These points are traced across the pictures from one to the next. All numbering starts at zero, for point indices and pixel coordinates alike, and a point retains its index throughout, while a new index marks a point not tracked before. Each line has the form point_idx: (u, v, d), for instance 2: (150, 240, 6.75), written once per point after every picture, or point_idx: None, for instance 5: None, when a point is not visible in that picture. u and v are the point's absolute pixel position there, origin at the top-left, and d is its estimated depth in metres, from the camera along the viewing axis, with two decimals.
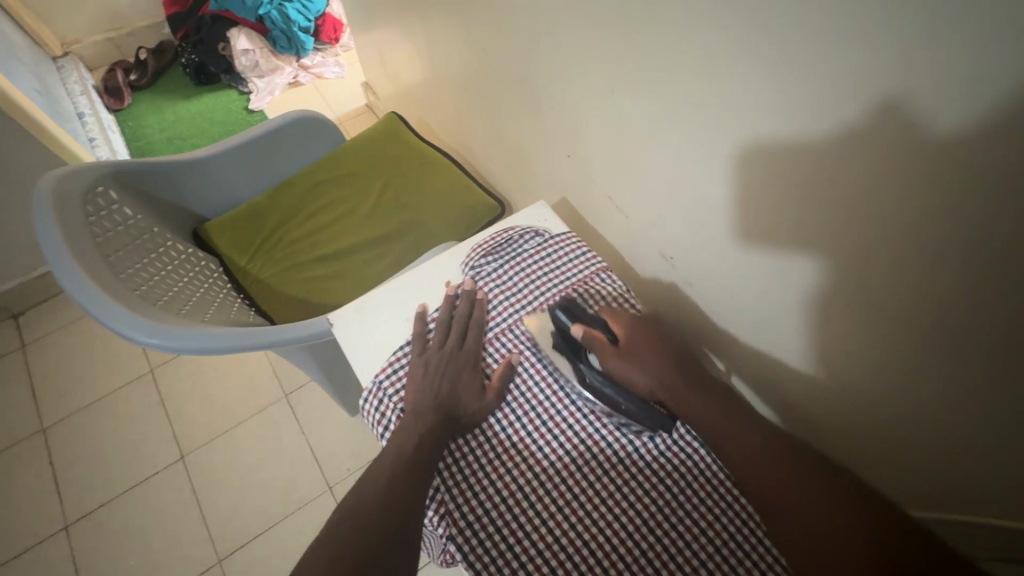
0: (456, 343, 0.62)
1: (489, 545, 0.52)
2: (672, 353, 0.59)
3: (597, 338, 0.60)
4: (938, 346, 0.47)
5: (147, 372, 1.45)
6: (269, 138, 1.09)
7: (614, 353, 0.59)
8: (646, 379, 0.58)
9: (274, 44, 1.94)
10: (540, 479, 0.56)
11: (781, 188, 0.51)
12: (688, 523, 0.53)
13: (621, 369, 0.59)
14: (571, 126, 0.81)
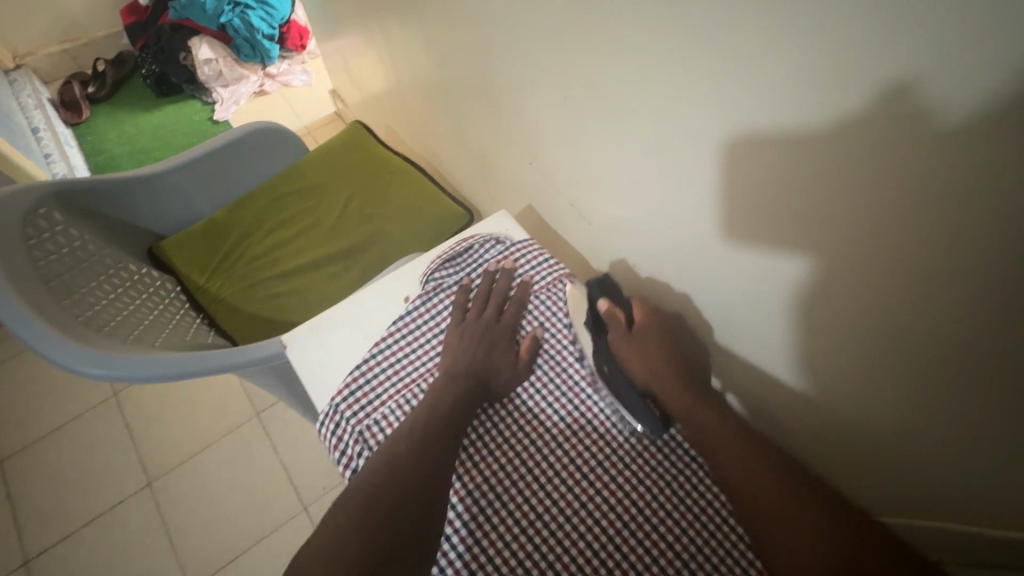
0: (494, 315, 0.64)
1: (490, 512, 0.52)
2: (678, 348, 0.60)
3: (618, 317, 0.62)
4: (905, 347, 0.46)
5: (111, 395, 1.40)
6: (227, 152, 1.05)
7: (624, 335, 0.61)
8: (645, 369, 0.59)
9: (237, 53, 1.89)
10: (538, 445, 0.57)
11: (744, 189, 0.50)
12: (682, 482, 0.55)
13: (629, 354, 0.60)
14: (533, 132, 0.80)
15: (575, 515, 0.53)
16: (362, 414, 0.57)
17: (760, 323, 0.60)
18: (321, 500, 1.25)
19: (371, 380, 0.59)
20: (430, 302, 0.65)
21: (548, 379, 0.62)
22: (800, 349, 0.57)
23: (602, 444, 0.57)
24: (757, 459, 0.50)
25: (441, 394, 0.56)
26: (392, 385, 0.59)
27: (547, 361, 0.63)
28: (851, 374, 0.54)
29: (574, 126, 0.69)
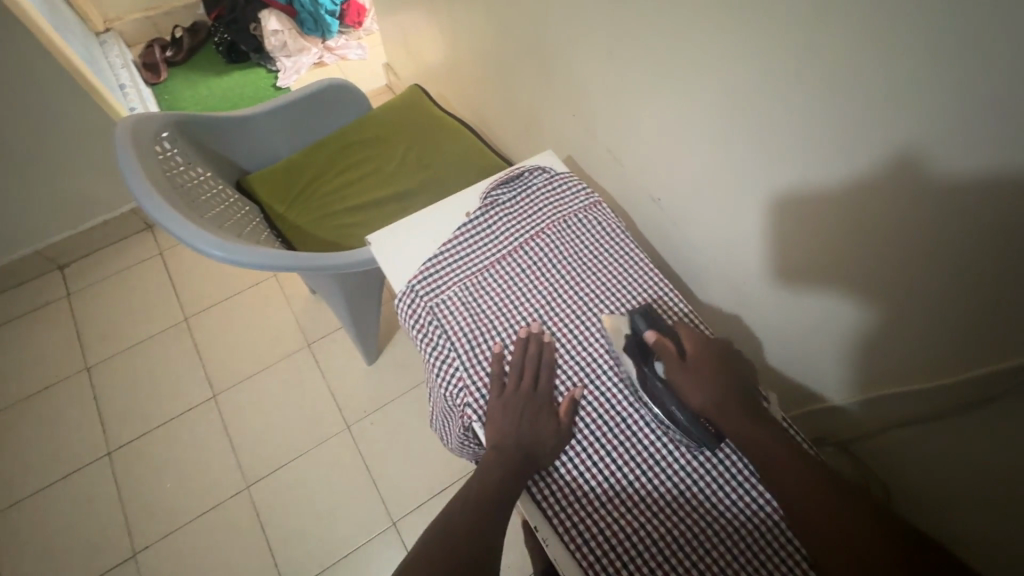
0: (525, 283, 0.74)
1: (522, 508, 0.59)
2: (734, 380, 0.61)
3: (668, 347, 0.62)
4: (893, 245, 0.59)
5: (182, 320, 1.58)
6: (307, 102, 1.22)
7: (678, 367, 0.61)
8: (702, 398, 0.60)
9: (301, 26, 2.07)
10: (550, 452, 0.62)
11: (775, 121, 0.63)
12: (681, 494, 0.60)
13: (683, 384, 0.61)
14: (581, 89, 0.94)
15: (598, 422, 0.65)
16: (432, 293, 0.71)
17: (765, 231, 0.73)
18: (363, 420, 1.42)
19: (438, 271, 0.73)
20: (487, 214, 0.77)
21: (556, 326, 0.71)
22: (806, 258, 0.70)
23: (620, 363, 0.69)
24: (806, 473, 0.54)
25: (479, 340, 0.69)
26: (455, 275, 0.73)
27: (561, 286, 0.74)
28: (845, 275, 0.66)
29: (623, 79, 0.82)
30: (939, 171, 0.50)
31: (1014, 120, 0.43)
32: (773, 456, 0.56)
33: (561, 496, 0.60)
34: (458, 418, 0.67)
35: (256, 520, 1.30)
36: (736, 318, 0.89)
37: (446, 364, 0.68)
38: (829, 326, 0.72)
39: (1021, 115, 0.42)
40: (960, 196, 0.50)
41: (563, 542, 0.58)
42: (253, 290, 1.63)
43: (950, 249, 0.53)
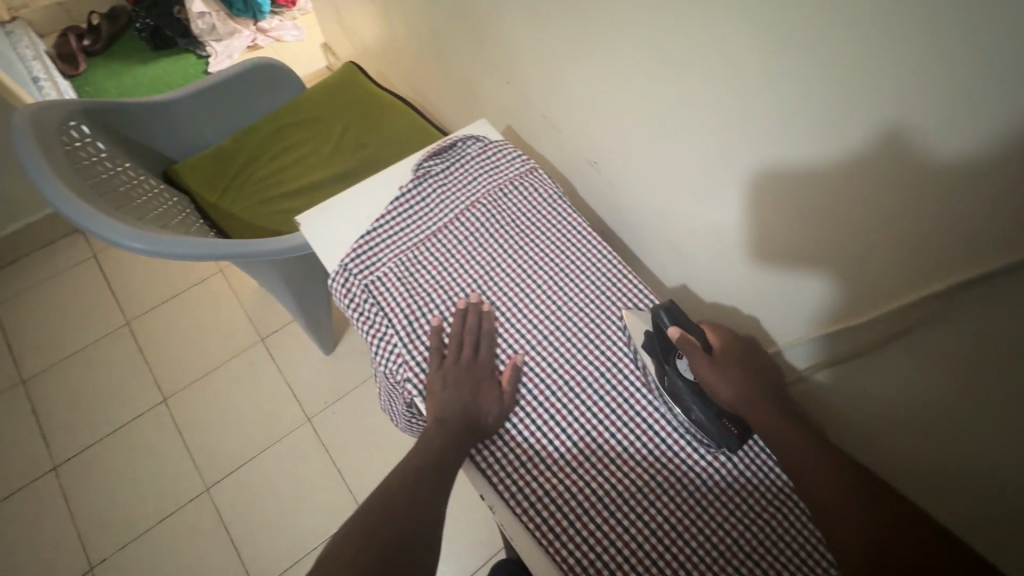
0: (527, 295, 0.70)
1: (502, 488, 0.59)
2: (761, 375, 0.59)
3: (692, 342, 0.60)
4: (805, 192, 0.59)
5: (124, 324, 1.50)
6: (233, 84, 1.16)
7: (704, 362, 0.59)
8: (731, 392, 0.58)
9: (229, 7, 1.94)
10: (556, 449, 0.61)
11: (697, 71, 0.62)
12: (700, 490, 0.59)
13: (711, 379, 0.58)
14: (513, 55, 0.92)
15: (540, 387, 0.65)
16: (367, 271, 0.69)
17: (692, 189, 0.74)
18: (323, 411, 1.39)
19: (372, 246, 0.70)
20: (420, 186, 0.75)
21: (500, 297, 0.70)
22: (731, 212, 0.70)
23: (560, 327, 0.69)
24: (828, 465, 0.51)
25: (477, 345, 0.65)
26: (390, 250, 0.71)
27: (501, 257, 0.73)
28: (762, 228, 0.67)
29: (553, 41, 0.81)
30: (845, 110, 0.50)
31: (908, 51, 0.43)
32: (798, 450, 0.53)
33: (507, 462, 0.60)
34: (401, 394, 0.66)
35: (218, 521, 1.26)
36: (675, 279, 0.90)
37: (385, 341, 0.66)
38: (755, 279, 0.73)
39: (912, 46, 0.43)
40: (866, 134, 0.50)
41: (507, 506, 0.58)
42: (198, 288, 1.56)
43: (857, 192, 0.54)
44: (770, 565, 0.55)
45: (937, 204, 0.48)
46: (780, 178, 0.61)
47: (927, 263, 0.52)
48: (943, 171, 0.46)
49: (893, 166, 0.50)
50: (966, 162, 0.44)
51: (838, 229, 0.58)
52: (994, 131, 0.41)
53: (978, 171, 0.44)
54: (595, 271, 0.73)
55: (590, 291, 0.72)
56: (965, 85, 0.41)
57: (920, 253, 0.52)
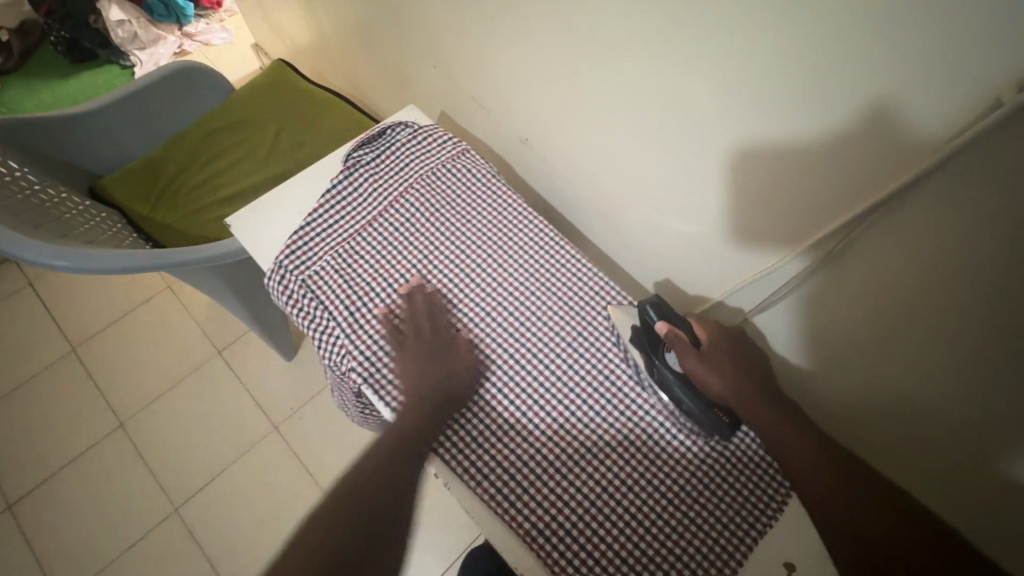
0: (537, 332, 0.68)
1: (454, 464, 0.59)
2: (748, 361, 0.62)
3: (681, 338, 0.61)
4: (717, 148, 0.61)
5: (70, 351, 1.44)
6: (154, 90, 1.12)
7: (693, 357, 0.60)
8: (721, 385, 0.60)
9: (150, 12, 1.82)
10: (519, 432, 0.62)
11: (609, 37, 0.64)
12: (673, 468, 0.60)
13: (700, 373, 0.60)
14: (438, 39, 0.91)
15: (487, 363, 0.66)
16: (303, 267, 0.68)
17: (619, 154, 0.76)
18: (290, 418, 1.37)
19: (307, 242, 0.70)
20: (351, 177, 0.74)
21: (441, 279, 0.70)
22: (656, 176, 0.72)
23: (502, 304, 0.70)
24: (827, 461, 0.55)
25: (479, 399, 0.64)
26: (326, 244, 0.70)
27: (439, 240, 0.73)
28: (684, 188, 0.69)
29: (474, 21, 0.81)
30: (743, 62, 0.52)
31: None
32: (793, 446, 0.57)
33: (457, 438, 0.61)
34: (348, 384, 0.66)
35: (191, 541, 1.24)
36: (614, 250, 0.93)
37: (327, 334, 0.66)
38: (684, 241, 0.76)
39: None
40: (761, 84, 0.52)
41: (461, 481, 0.59)
42: (146, 307, 1.51)
43: (762, 143, 0.56)
44: (713, 503, 0.59)
45: (827, 146, 0.51)
46: (694, 136, 0.63)
47: (828, 201, 0.55)
48: (832, 113, 0.48)
49: (785, 111, 0.52)
50: (845, 96, 0.47)
51: (746, 180, 0.61)
52: (867, 68, 0.44)
53: (861, 106, 0.47)
54: (534, 246, 0.74)
55: (531, 266, 0.73)
56: (840, 26, 0.44)
57: (823, 194, 0.55)
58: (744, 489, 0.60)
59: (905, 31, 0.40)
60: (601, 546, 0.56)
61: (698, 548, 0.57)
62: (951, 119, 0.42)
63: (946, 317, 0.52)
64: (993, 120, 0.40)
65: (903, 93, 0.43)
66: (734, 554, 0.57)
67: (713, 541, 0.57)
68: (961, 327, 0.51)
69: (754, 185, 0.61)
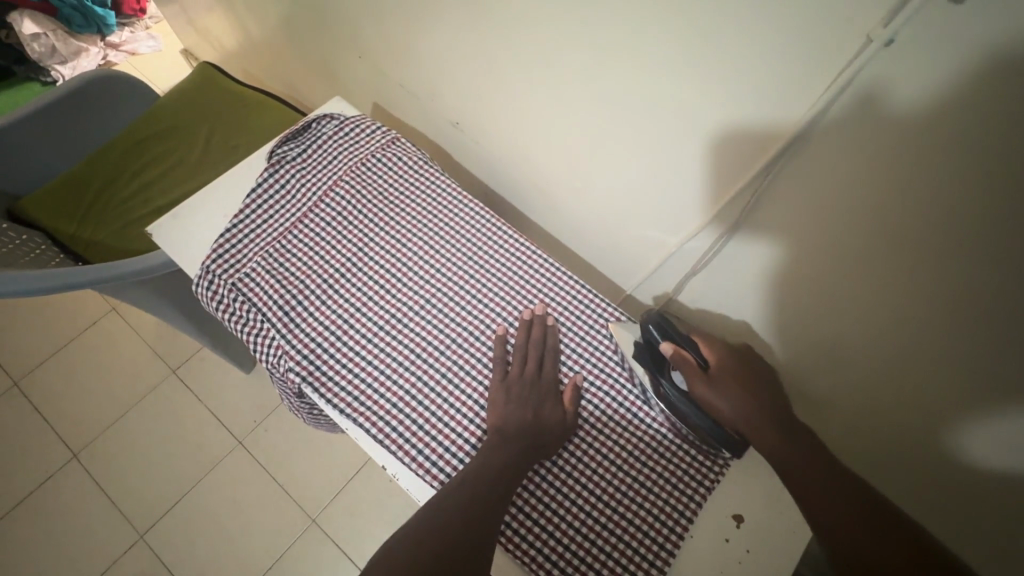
0: (536, 371, 0.62)
1: (401, 453, 0.59)
2: (763, 384, 0.58)
3: (687, 360, 0.59)
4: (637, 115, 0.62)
5: (11, 386, 1.36)
6: (70, 102, 1.06)
7: (701, 380, 0.58)
8: (730, 407, 0.57)
9: (68, 24, 1.68)
10: (465, 414, 0.61)
11: (521, 11, 0.63)
12: (626, 438, 0.62)
13: (707, 397, 0.58)
14: (359, 30, 0.89)
15: (429, 350, 0.64)
16: (233, 269, 0.66)
17: (548, 129, 0.75)
18: (254, 431, 1.34)
19: (235, 244, 0.67)
20: (277, 173, 0.72)
21: (380, 271, 0.69)
22: (586, 150, 0.73)
23: (442, 289, 0.68)
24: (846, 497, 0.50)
25: (490, 455, 0.55)
26: (256, 246, 0.68)
27: (376, 233, 0.72)
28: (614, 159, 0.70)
29: (390, 8, 0.79)
30: (648, 27, 0.53)
31: None
32: (804, 469, 0.52)
33: (403, 428, 0.60)
34: (288, 384, 0.64)
35: (160, 566, 1.20)
36: (557, 230, 0.93)
37: (263, 336, 0.64)
38: (621, 213, 0.77)
39: None
40: (668, 47, 0.53)
41: (411, 470, 0.58)
42: (91, 332, 1.44)
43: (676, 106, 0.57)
44: (662, 466, 0.60)
45: (733, 104, 0.52)
46: (614, 102, 0.63)
47: (741, 159, 0.56)
48: (734, 70, 0.49)
49: (692, 73, 0.53)
50: (744, 52, 0.48)
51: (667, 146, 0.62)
52: (756, 22, 0.45)
53: (751, 61, 0.48)
54: (472, 229, 0.73)
55: (471, 249, 0.72)
56: None
57: (734, 153, 0.56)
58: (690, 448, 0.61)
59: None
60: (555, 518, 0.56)
61: (650, 511, 0.58)
62: (832, 59, 0.43)
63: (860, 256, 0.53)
64: (869, 56, 0.41)
65: (784, 43, 0.45)
66: (684, 510, 0.58)
67: (663, 501, 0.58)
68: (873, 263, 0.53)
69: (674, 148, 0.61)
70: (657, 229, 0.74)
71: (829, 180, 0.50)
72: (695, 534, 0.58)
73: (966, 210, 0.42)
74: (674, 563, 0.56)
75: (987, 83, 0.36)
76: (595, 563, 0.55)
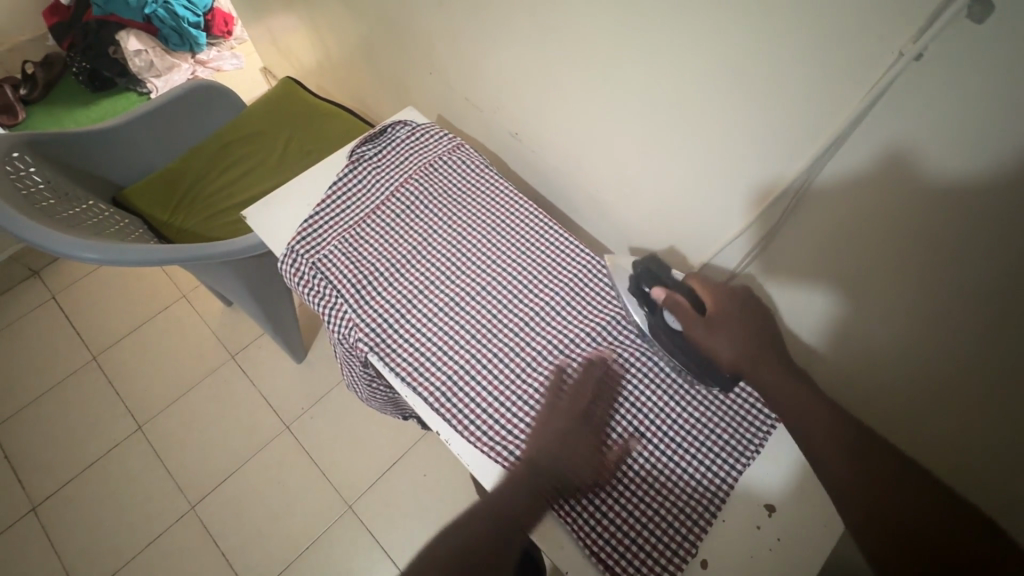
0: (586, 405, 0.65)
1: (455, 420, 0.65)
2: (758, 316, 0.64)
3: (682, 304, 0.62)
4: (678, 130, 0.68)
5: (91, 359, 1.50)
6: (172, 106, 1.21)
7: (700, 323, 0.62)
8: (731, 352, 0.62)
9: (166, 43, 1.89)
10: (511, 390, 0.67)
11: (576, 32, 0.71)
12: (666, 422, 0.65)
13: (702, 339, 0.62)
14: (429, 49, 1.00)
15: (480, 333, 0.70)
16: (314, 250, 0.74)
17: (598, 139, 0.82)
18: (301, 417, 1.42)
19: (317, 229, 0.76)
20: (355, 170, 0.81)
21: (440, 260, 0.76)
22: (630, 160, 0.79)
23: (496, 278, 0.75)
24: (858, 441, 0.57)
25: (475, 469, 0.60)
26: (335, 231, 0.76)
27: (441, 227, 0.79)
28: (656, 170, 0.76)
29: (458, 28, 0.89)
30: (691, 49, 0.59)
31: None
32: (811, 408, 0.60)
33: (457, 400, 0.66)
34: (356, 353, 0.71)
35: (207, 536, 1.27)
36: (602, 237, 0.99)
37: (337, 310, 0.72)
38: (659, 219, 0.82)
39: None
40: (709, 68, 0.59)
41: (462, 435, 0.64)
42: (163, 315, 1.57)
43: (715, 120, 0.63)
44: (696, 450, 0.64)
45: (768, 118, 0.57)
46: (658, 117, 0.69)
47: (774, 171, 0.61)
48: (767, 88, 0.55)
49: (732, 90, 0.59)
50: (777, 69, 0.53)
51: (707, 157, 0.68)
52: (789, 45, 0.51)
53: (782, 80, 0.54)
54: (524, 227, 0.80)
55: (523, 245, 0.78)
56: (762, 9, 0.51)
57: (771, 164, 0.61)
58: (724, 432, 0.65)
59: (809, 10, 0.48)
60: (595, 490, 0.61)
61: (683, 490, 0.61)
62: (867, 71, 0.47)
63: (896, 256, 0.56)
64: (901, 68, 0.45)
65: (813, 65, 0.50)
66: (716, 492, 0.62)
67: (695, 483, 0.62)
68: (908, 264, 0.55)
69: (712, 157, 0.67)
70: (695, 236, 0.79)
71: (860, 187, 0.55)
72: (724, 516, 0.61)
73: (994, 217, 0.46)
74: (704, 542, 0.59)
75: (1008, 92, 0.40)
76: (632, 534, 0.58)
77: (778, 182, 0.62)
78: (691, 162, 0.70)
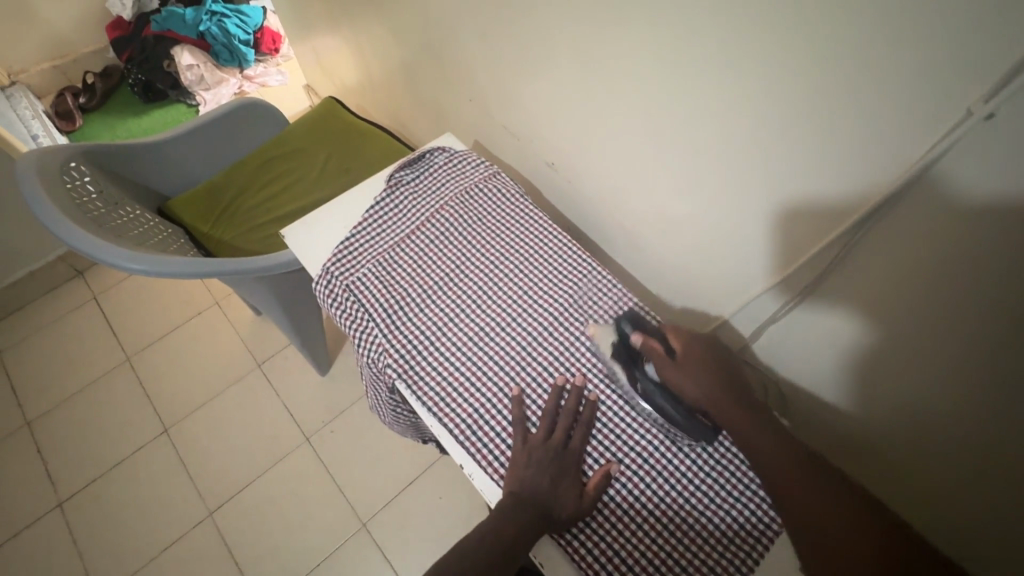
0: (562, 441, 0.63)
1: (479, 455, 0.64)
2: (723, 365, 0.63)
3: (655, 349, 0.65)
4: (721, 171, 0.67)
5: (125, 360, 1.54)
6: (221, 121, 1.26)
7: (670, 367, 0.63)
8: (697, 391, 0.62)
9: (216, 58, 1.97)
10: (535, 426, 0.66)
11: (619, 69, 0.71)
12: (697, 471, 0.62)
13: (675, 381, 0.63)
14: (471, 77, 1.01)
15: (507, 364, 0.70)
16: (348, 272, 0.75)
17: (635, 173, 0.81)
18: (321, 430, 1.43)
19: (352, 251, 0.77)
20: (393, 194, 0.82)
21: (470, 287, 0.76)
22: (667, 195, 0.78)
23: (523, 310, 0.74)
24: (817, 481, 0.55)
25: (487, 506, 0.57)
26: (368, 253, 0.77)
27: (472, 254, 0.79)
28: (694, 208, 0.75)
29: (501, 60, 0.90)
30: (736, 92, 0.59)
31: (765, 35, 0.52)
32: (773, 453, 0.58)
33: (481, 433, 0.65)
34: (383, 377, 0.71)
35: (223, 545, 1.28)
36: (634, 269, 0.97)
37: (367, 333, 0.72)
38: (696, 257, 0.81)
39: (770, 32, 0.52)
40: (755, 112, 0.58)
41: (485, 471, 0.63)
42: (196, 321, 1.61)
43: (760, 164, 0.62)
44: (731, 504, 0.60)
45: (815, 166, 0.56)
46: (699, 156, 0.68)
47: (819, 219, 0.60)
48: (816, 136, 0.54)
49: (777, 135, 0.58)
50: (827, 118, 0.52)
51: (748, 199, 0.66)
52: (841, 95, 0.50)
53: (831, 129, 0.52)
54: (555, 257, 0.79)
55: (552, 276, 0.78)
56: (813, 59, 0.50)
57: (817, 211, 0.59)
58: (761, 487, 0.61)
59: (863, 63, 0.47)
60: (620, 538, 0.58)
61: (715, 548, 0.58)
62: (924, 127, 0.46)
63: (952, 316, 0.53)
64: (967, 127, 0.43)
65: (865, 117, 0.49)
66: (750, 551, 0.58)
67: (728, 541, 0.59)
68: (964, 326, 0.52)
69: (754, 200, 0.65)
70: (732, 277, 0.77)
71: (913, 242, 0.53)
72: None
73: None
74: None
75: None
76: None
77: (824, 230, 0.60)
78: (731, 202, 0.69)
